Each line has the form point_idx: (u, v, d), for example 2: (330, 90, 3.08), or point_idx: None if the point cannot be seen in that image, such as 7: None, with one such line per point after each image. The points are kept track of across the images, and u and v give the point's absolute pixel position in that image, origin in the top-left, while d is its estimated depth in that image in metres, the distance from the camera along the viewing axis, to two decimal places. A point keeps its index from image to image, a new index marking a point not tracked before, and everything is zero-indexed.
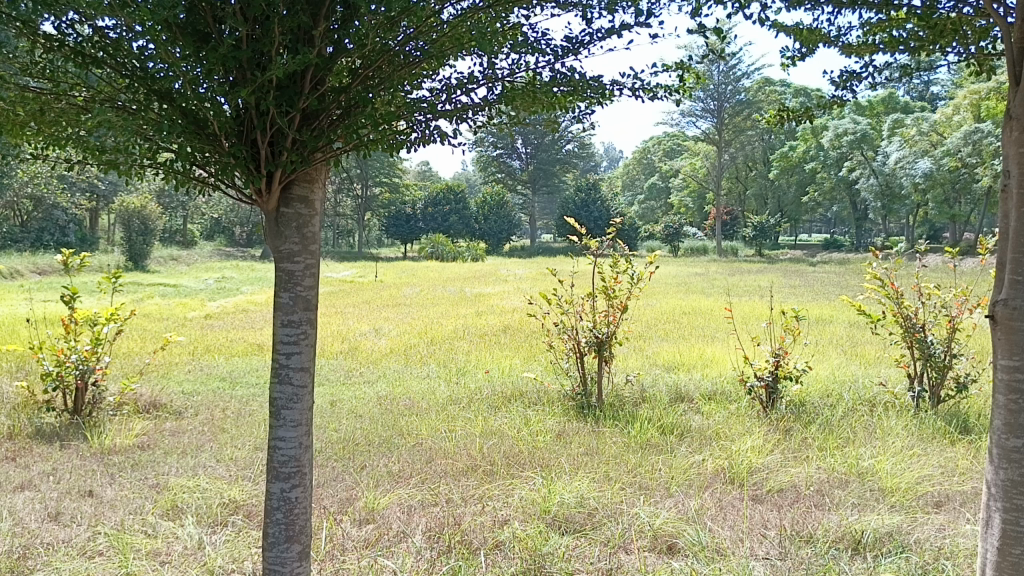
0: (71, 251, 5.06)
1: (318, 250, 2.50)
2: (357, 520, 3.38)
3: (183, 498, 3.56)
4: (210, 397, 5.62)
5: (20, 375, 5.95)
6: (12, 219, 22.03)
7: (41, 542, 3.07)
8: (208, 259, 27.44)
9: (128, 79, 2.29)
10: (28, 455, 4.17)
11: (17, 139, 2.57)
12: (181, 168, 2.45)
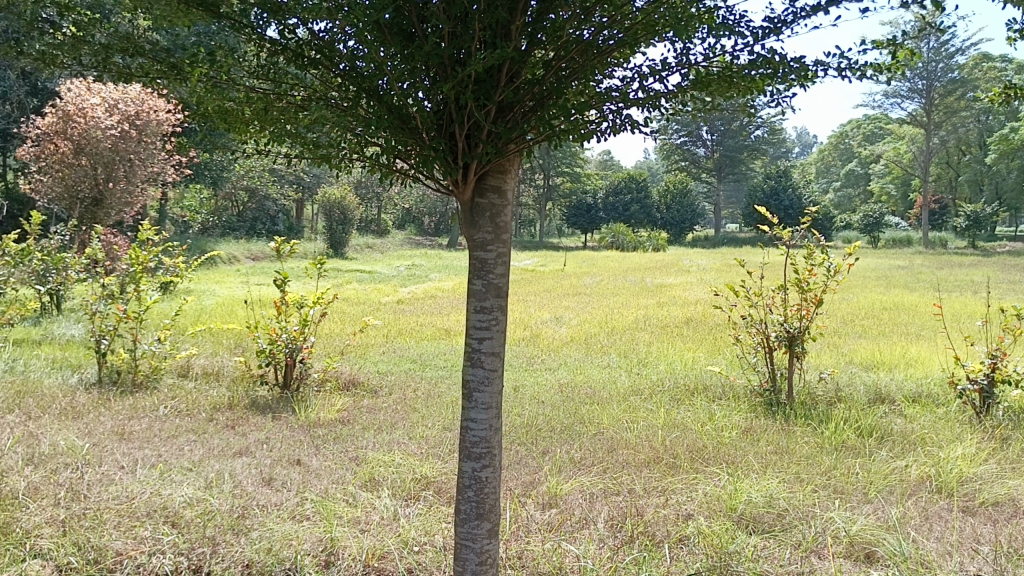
0: (283, 239, 5.48)
1: (510, 240, 2.57)
2: (540, 503, 3.45)
3: (379, 471, 3.79)
4: (402, 378, 5.92)
5: (238, 351, 6.54)
6: (230, 210, 24.15)
7: (257, 503, 3.38)
8: (399, 248, 28.84)
9: (340, 78, 2.45)
10: (246, 424, 4.59)
11: (243, 135, 2.82)
12: (385, 161, 2.59)
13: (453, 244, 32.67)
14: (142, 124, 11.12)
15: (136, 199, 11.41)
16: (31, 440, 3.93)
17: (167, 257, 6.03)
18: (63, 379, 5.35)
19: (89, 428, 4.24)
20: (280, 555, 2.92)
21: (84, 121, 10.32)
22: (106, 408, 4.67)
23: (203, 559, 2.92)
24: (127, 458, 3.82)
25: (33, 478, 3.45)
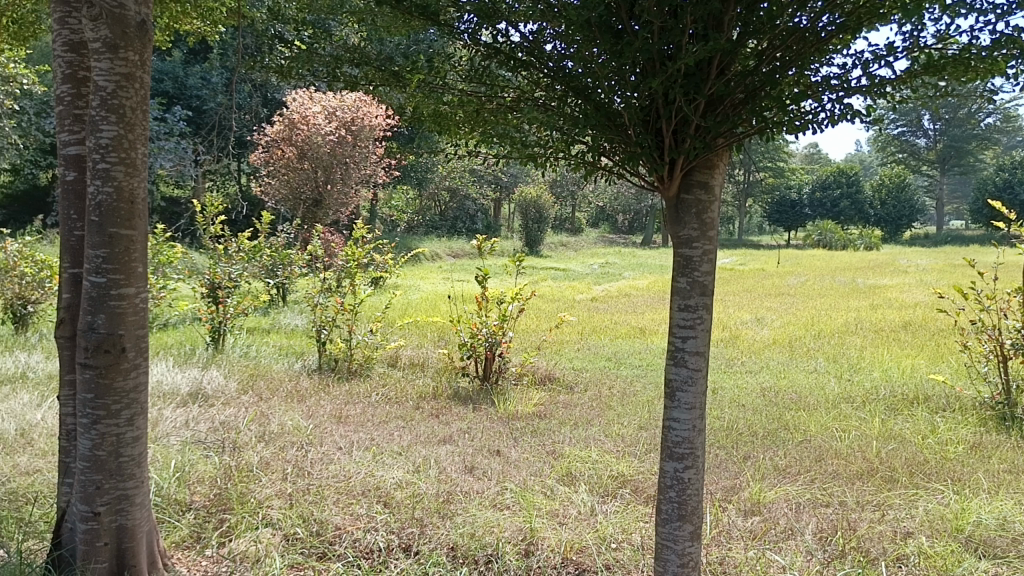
0: (485, 236, 5.66)
1: (716, 237, 2.50)
2: (743, 510, 3.34)
3: (577, 467, 3.82)
4: (598, 375, 5.95)
5: (442, 343, 6.85)
6: (433, 209, 25.29)
7: (461, 489, 3.52)
8: (593, 246, 28.94)
9: (548, 79, 2.50)
10: (449, 414, 4.80)
11: (454, 136, 2.96)
12: (589, 159, 2.60)
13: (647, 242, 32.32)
14: (357, 130, 11.69)
15: (351, 200, 12.07)
16: (263, 419, 4.34)
17: (378, 254, 6.41)
18: (290, 365, 5.85)
19: (311, 410, 4.61)
20: (483, 540, 3.02)
21: (307, 128, 11.34)
22: (325, 393, 5.05)
23: (412, 538, 3.08)
24: (345, 440, 4.12)
25: (264, 453, 3.80)
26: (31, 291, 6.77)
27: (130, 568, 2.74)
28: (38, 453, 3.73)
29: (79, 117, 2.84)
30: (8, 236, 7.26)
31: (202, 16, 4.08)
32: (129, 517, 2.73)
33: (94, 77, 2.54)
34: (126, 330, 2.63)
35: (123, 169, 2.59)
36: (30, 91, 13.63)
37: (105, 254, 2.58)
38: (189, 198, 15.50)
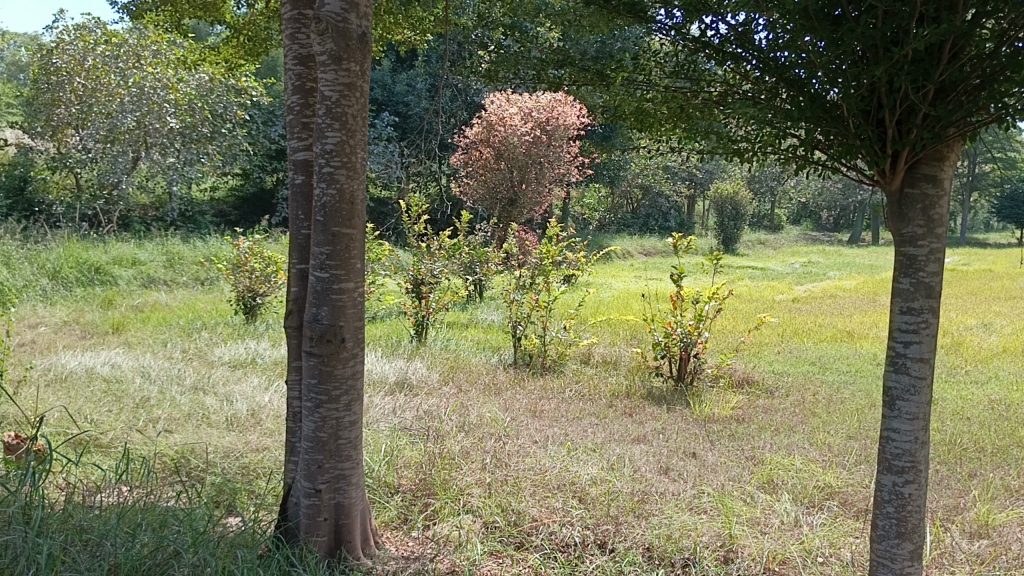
0: (681, 234, 5.57)
1: (946, 234, 2.30)
2: (968, 532, 3.08)
3: (779, 474, 3.68)
4: (801, 380, 5.68)
5: (635, 342, 6.82)
6: (626, 207, 25.03)
7: (657, 490, 3.49)
8: (795, 244, 27.57)
9: (758, 72, 2.42)
10: (642, 413, 4.77)
11: (656, 133, 2.93)
12: (802, 153, 2.48)
13: (854, 240, 30.32)
14: (552, 130, 11.81)
15: (545, 199, 12.24)
16: (463, 410, 4.51)
17: (571, 252, 6.47)
18: (487, 359, 6.06)
19: (508, 403, 4.74)
20: (679, 543, 2.98)
21: (504, 129, 11.67)
22: (522, 387, 5.18)
23: (608, 535, 3.09)
24: (540, 434, 4.20)
25: (465, 442, 3.95)
26: (260, 285, 7.41)
27: (347, 543, 2.94)
28: (266, 432, 4.08)
29: (306, 125, 3.09)
30: (241, 235, 7.99)
31: (412, 26, 4.29)
32: (346, 496, 2.94)
33: (320, 88, 2.76)
34: (346, 322, 2.82)
35: (345, 172, 2.79)
36: (257, 101, 14.90)
37: (329, 251, 2.79)
38: (393, 198, 16.39)
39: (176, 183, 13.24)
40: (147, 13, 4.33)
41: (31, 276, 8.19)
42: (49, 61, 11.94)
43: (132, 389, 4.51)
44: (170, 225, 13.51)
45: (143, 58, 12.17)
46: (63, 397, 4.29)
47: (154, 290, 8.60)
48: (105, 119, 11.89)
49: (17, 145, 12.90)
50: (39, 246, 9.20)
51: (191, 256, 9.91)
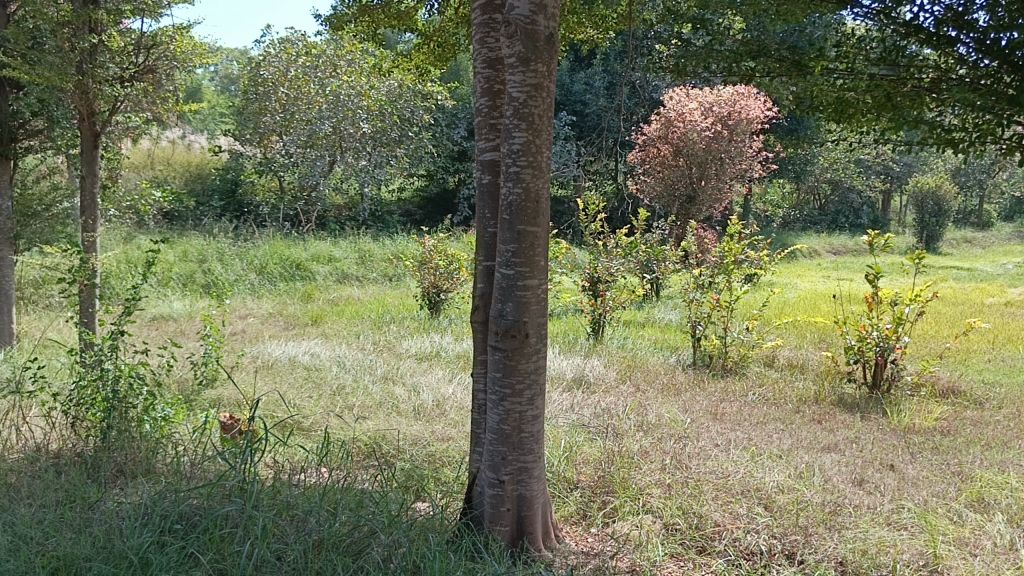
0: (878, 231, 5.24)
1: None
2: None
3: (990, 492, 3.39)
4: (1016, 391, 5.19)
5: (824, 346, 6.50)
6: (813, 203, 23.70)
7: (850, 502, 3.32)
8: (1007, 242, 25.03)
9: (988, 70, 3.09)
10: (833, 420, 4.54)
11: (859, 125, 3.48)
12: (1015, 137, 3.06)
13: None
14: (734, 124, 11.44)
15: (726, 195, 11.89)
16: (642, 409, 4.48)
17: (753, 251, 6.25)
18: (665, 358, 6.01)
19: (687, 404, 4.66)
20: (876, 560, 2.82)
21: (684, 124, 11.45)
22: (702, 388, 5.08)
23: (796, 546, 2.97)
24: (722, 437, 4.09)
25: (645, 442, 3.92)
26: (444, 281, 7.70)
27: (528, 535, 3.00)
28: (451, 422, 4.25)
29: (494, 126, 3.18)
30: (427, 233, 8.33)
31: (596, 24, 4.29)
32: (528, 488, 2.99)
33: (509, 89, 2.83)
34: (530, 318, 2.88)
35: (531, 171, 2.83)
36: (441, 104, 15.42)
37: (514, 248, 2.85)
38: (569, 197, 16.48)
39: (367, 186, 14.10)
40: (345, 25, 4.59)
41: (241, 272, 8.99)
42: (258, 72, 12.84)
43: (329, 376, 4.84)
44: (362, 223, 14.41)
45: (339, 68, 13.03)
46: (269, 382, 4.67)
47: (347, 285, 9.16)
48: (305, 127, 12.80)
49: (229, 151, 14.10)
50: (248, 244, 10.04)
51: (380, 253, 10.45)
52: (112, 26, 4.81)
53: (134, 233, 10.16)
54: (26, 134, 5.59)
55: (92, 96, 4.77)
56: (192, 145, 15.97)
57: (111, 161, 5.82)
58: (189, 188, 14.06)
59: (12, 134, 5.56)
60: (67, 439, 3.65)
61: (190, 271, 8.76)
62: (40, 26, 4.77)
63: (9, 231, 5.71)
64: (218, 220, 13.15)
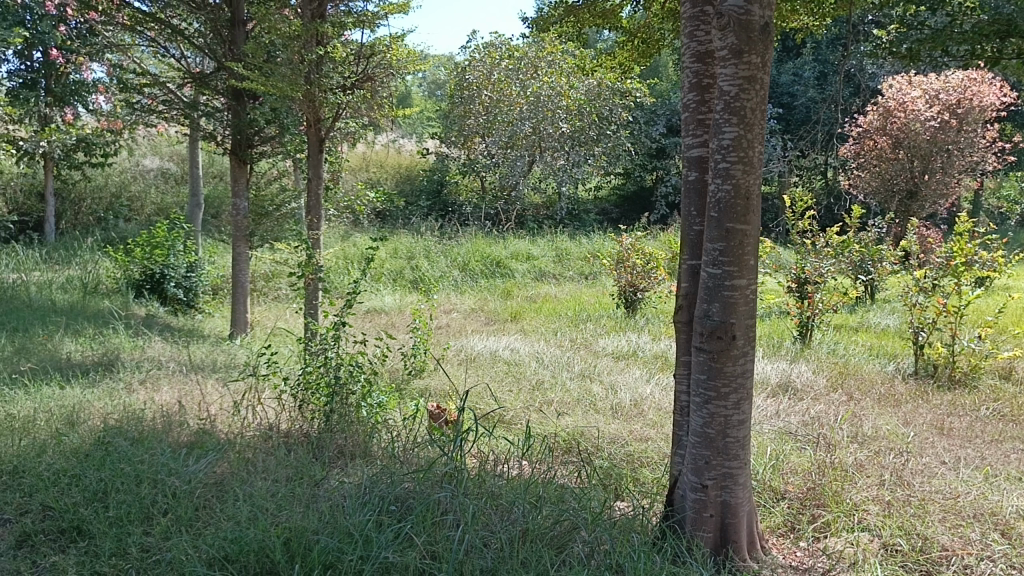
0: None
1: None
2: None
3: None
4: None
5: None
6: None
7: None
8: None
9: None
10: None
11: None
12: None
13: None
14: (963, 112, 10.47)
15: (953, 191, 10.93)
16: (856, 420, 4.21)
17: (987, 251, 5.70)
18: (882, 366, 5.62)
19: (909, 417, 4.32)
20: None
21: (905, 114, 10.61)
22: (925, 400, 4.68)
23: None
24: (949, 454, 3.77)
25: (860, 455, 3.69)
26: (641, 280, 7.64)
27: (733, 543, 2.89)
28: (649, 422, 4.20)
29: (702, 121, 3.09)
30: (626, 230, 8.29)
31: (810, 11, 4.11)
32: (733, 495, 2.88)
33: (720, 83, 2.74)
34: (737, 319, 2.78)
35: (742, 167, 2.73)
36: (640, 101, 15.30)
37: (722, 247, 2.76)
38: (774, 194, 15.81)
39: (565, 184, 14.13)
40: (550, 26, 4.64)
41: (446, 269, 9.39)
42: (463, 77, 13.44)
43: (529, 371, 4.94)
44: (559, 222, 14.36)
45: (540, 69, 13.27)
46: (472, 375, 4.85)
47: (545, 282, 9.31)
48: (506, 127, 13.39)
49: (435, 153, 14.77)
50: (452, 242, 10.47)
51: (577, 251, 10.54)
52: (336, 38, 5.19)
53: (351, 232, 10.89)
54: (261, 140, 6.16)
55: (317, 104, 5.21)
56: (402, 147, 16.85)
57: (333, 164, 6.27)
58: (399, 188, 14.89)
59: (250, 141, 6.15)
60: (294, 420, 3.97)
61: (400, 267, 9.31)
62: (274, 41, 5.23)
63: (247, 229, 6.31)
64: (424, 219, 13.82)
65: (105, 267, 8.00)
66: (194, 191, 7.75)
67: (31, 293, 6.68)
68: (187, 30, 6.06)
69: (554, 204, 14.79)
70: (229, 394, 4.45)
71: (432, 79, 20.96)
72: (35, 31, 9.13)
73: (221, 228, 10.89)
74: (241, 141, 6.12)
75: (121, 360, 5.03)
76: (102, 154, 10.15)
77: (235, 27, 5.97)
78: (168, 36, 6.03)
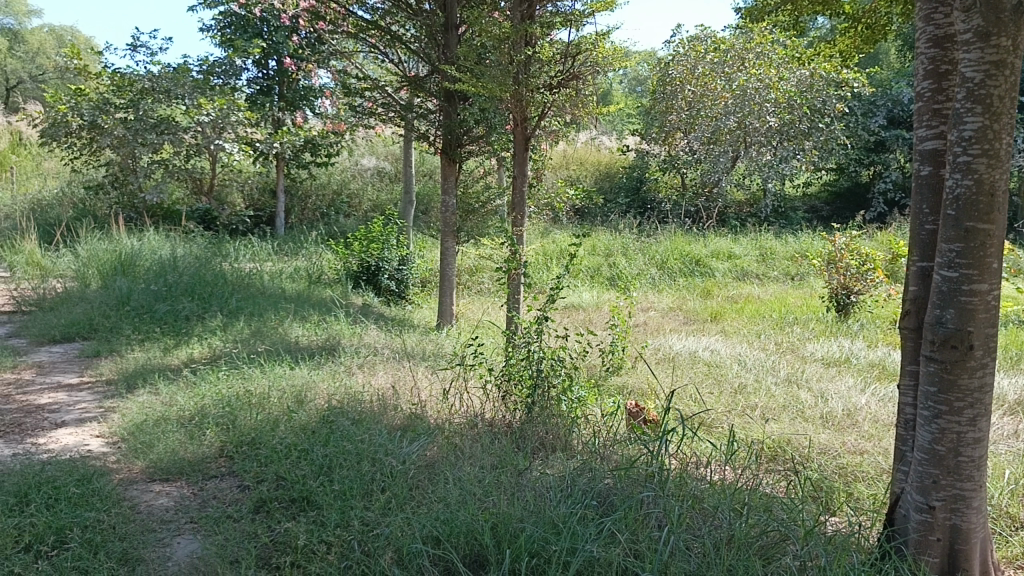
0: None
1: None
2: None
3: None
4: None
5: None
6: None
7: None
8: None
9: None
10: None
11: None
12: None
13: None
14: None
15: None
16: None
17: None
18: None
19: None
20: None
21: None
22: None
23: None
24: None
25: None
26: (855, 282, 7.21)
27: (964, 572, 2.65)
28: (865, 435, 3.95)
29: (938, 111, 2.82)
30: (840, 230, 7.84)
31: None
32: (965, 519, 2.65)
33: (962, 70, 2.50)
34: (976, 328, 2.53)
35: (986, 160, 2.48)
36: (857, 91, 14.39)
37: (960, 248, 2.52)
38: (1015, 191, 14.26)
39: (771, 181, 13.54)
40: (766, 15, 4.47)
41: (644, 267, 9.33)
42: (666, 72, 13.32)
43: (731, 374, 4.80)
44: (763, 221, 13.84)
45: (747, 61, 12.84)
46: (672, 375, 4.77)
47: (748, 283, 8.98)
48: (710, 122, 13.07)
49: (635, 150, 14.71)
50: (651, 239, 10.38)
51: (783, 251, 10.07)
52: (543, 38, 5.29)
53: (551, 228, 11.07)
54: (470, 140, 6.37)
55: (525, 104, 5.33)
56: (602, 144, 16.88)
57: (537, 162, 6.40)
58: (598, 186, 14.94)
59: (459, 141, 6.40)
60: (497, 409, 4.10)
61: (598, 264, 9.35)
62: (485, 44, 5.43)
63: (454, 225, 6.58)
64: (623, 216, 13.83)
65: (326, 259, 8.65)
66: (406, 189, 8.19)
67: (264, 281, 7.35)
68: (404, 36, 6.43)
69: (759, 201, 14.26)
70: (437, 382, 4.68)
71: (632, 76, 20.84)
72: (270, 42, 10.02)
73: (430, 224, 11.44)
74: (451, 141, 6.38)
75: (341, 345, 5.42)
76: (326, 155, 10.98)
77: (448, 31, 6.18)
78: (388, 42, 6.43)
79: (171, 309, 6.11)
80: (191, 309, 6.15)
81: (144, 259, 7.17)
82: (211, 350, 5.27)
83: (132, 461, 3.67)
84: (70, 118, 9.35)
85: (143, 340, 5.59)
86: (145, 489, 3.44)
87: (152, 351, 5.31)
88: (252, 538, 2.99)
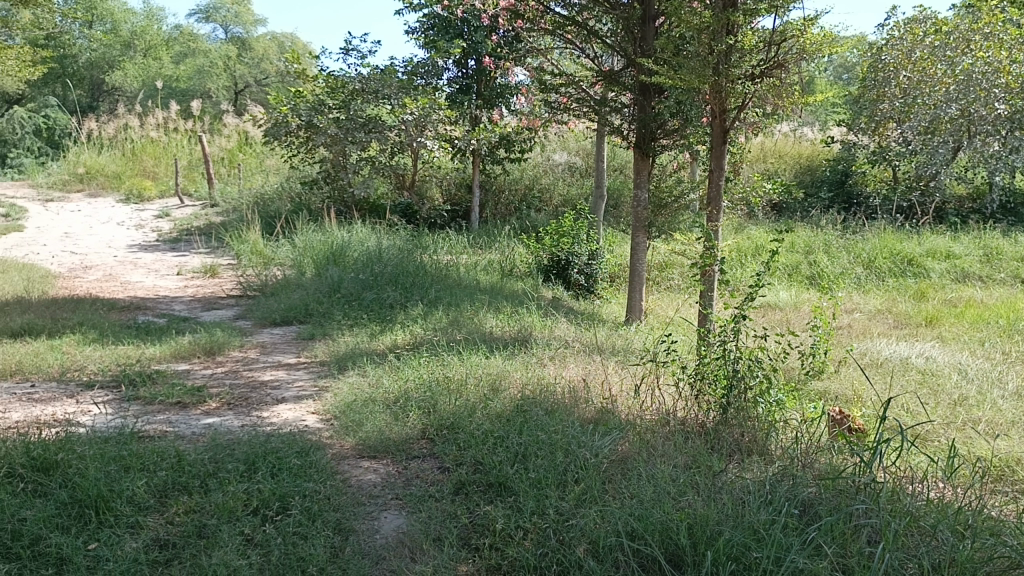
0: None
1: None
2: None
3: None
4: None
5: None
6: None
7: None
8: None
9: None
10: None
11: None
12: None
13: None
14: None
15: None
16: None
17: None
18: None
19: None
20: None
21: None
22: None
23: None
24: None
25: None
26: None
27: None
28: None
29: None
30: None
31: None
32: None
33: None
34: None
35: None
36: None
37: None
38: None
39: (999, 173, 12.24)
40: None
41: (849, 266, 8.82)
42: (878, 58, 12.68)
43: (949, 385, 4.41)
44: (988, 218, 12.60)
45: (973, 43, 11.86)
46: (881, 383, 4.48)
47: (970, 285, 8.23)
48: (927, 111, 12.12)
49: (841, 141, 13.93)
50: (858, 237, 9.75)
51: (1012, 251, 9.13)
52: (746, 25, 5.08)
53: (748, 224, 10.74)
54: (664, 133, 6.31)
55: (725, 95, 5.20)
56: (803, 135, 16.09)
57: (735, 154, 6.21)
58: (798, 180, 14.28)
59: (653, 134, 6.32)
60: (691, 408, 4.02)
61: (797, 261, 8.94)
62: (684, 34, 5.34)
63: (646, 220, 6.51)
64: (825, 212, 13.21)
65: (518, 252, 8.85)
66: (598, 184, 8.21)
67: (460, 273, 7.64)
68: (601, 31, 6.44)
69: (984, 196, 13.00)
70: (628, 378, 4.64)
71: (838, 62, 19.63)
72: (470, 42, 10.37)
73: (621, 219, 11.43)
74: (645, 135, 6.31)
75: (534, 337, 5.52)
76: (519, 150, 11.24)
77: (645, 23, 6.12)
78: (584, 37, 6.47)
79: (377, 297, 6.49)
80: (394, 298, 6.49)
81: (352, 249, 7.66)
82: (413, 337, 5.55)
83: (343, 438, 3.95)
84: (291, 118, 10.20)
85: (352, 325, 5.99)
86: (355, 464, 3.68)
87: (360, 336, 5.67)
88: (452, 519, 3.14)
